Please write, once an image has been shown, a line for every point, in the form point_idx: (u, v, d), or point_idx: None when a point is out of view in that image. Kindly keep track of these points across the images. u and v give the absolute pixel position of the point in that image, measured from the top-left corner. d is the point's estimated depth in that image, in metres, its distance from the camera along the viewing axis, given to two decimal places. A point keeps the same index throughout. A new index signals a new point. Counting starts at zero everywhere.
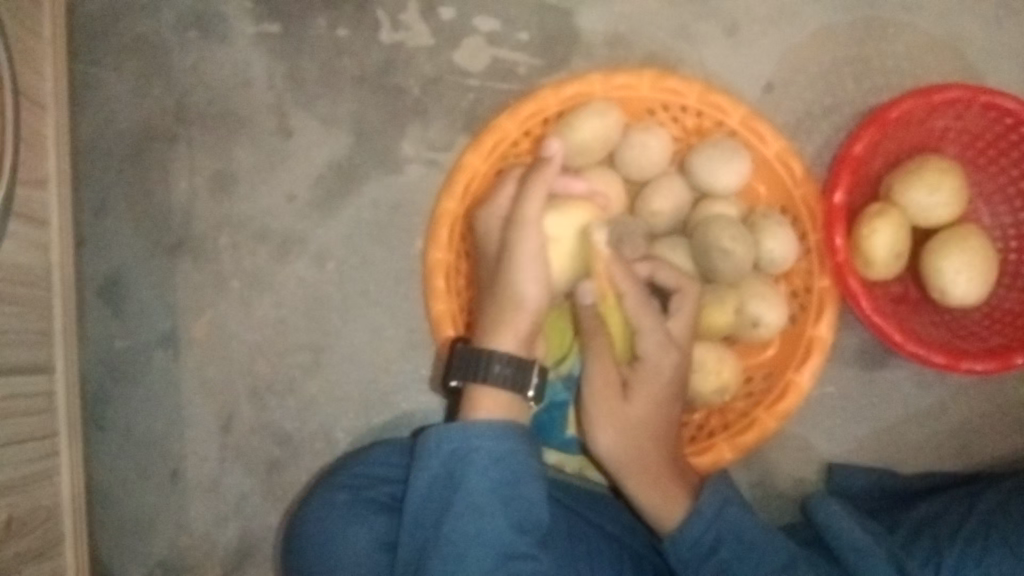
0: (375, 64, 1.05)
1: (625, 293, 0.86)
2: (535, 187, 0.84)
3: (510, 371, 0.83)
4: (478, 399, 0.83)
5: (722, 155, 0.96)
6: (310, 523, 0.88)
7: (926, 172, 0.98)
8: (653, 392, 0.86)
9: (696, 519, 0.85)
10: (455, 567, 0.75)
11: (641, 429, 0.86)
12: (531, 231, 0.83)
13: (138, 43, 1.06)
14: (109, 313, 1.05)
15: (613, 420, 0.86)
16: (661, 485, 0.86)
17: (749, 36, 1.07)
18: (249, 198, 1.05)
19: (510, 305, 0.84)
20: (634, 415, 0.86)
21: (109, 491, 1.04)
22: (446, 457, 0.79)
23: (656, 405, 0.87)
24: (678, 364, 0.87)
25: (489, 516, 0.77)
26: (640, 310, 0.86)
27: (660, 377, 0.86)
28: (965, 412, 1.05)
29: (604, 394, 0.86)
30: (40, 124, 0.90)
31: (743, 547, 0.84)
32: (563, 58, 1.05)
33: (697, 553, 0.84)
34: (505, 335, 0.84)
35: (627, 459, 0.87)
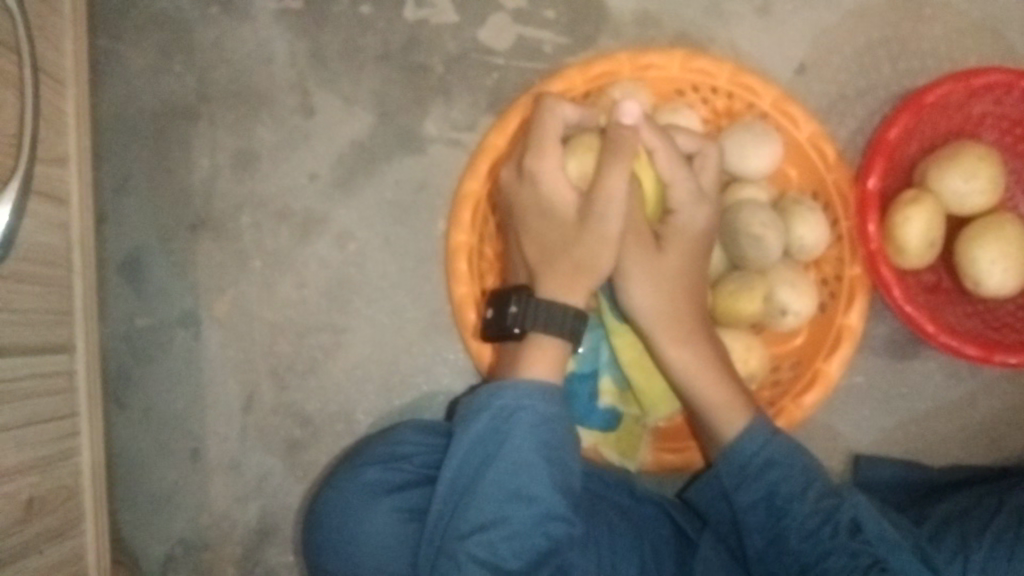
0: (399, 41, 1.03)
1: (656, 150, 0.86)
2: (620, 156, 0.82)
3: (572, 321, 0.84)
4: (533, 351, 0.84)
5: (753, 138, 0.94)
6: (337, 491, 0.86)
7: (962, 157, 0.96)
8: (685, 246, 0.87)
9: (751, 434, 0.85)
10: (493, 519, 0.76)
11: (675, 282, 0.87)
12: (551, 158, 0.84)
13: (159, 18, 1.04)
14: (130, 291, 1.04)
15: (649, 274, 0.87)
16: (701, 350, 0.87)
17: (781, 16, 1.04)
18: (271, 177, 1.04)
19: (572, 261, 0.84)
20: (668, 266, 0.87)
21: (130, 469, 1.04)
22: (495, 412, 0.79)
23: (689, 257, 0.87)
24: (710, 219, 0.88)
25: (530, 475, 0.77)
26: (674, 167, 0.86)
27: (690, 234, 0.87)
28: (997, 403, 1.03)
29: (639, 246, 0.86)
30: (61, 101, 0.89)
31: (793, 471, 0.84)
32: (590, 36, 1.03)
33: (747, 473, 0.84)
34: (575, 290, 0.84)
35: (661, 313, 0.87)
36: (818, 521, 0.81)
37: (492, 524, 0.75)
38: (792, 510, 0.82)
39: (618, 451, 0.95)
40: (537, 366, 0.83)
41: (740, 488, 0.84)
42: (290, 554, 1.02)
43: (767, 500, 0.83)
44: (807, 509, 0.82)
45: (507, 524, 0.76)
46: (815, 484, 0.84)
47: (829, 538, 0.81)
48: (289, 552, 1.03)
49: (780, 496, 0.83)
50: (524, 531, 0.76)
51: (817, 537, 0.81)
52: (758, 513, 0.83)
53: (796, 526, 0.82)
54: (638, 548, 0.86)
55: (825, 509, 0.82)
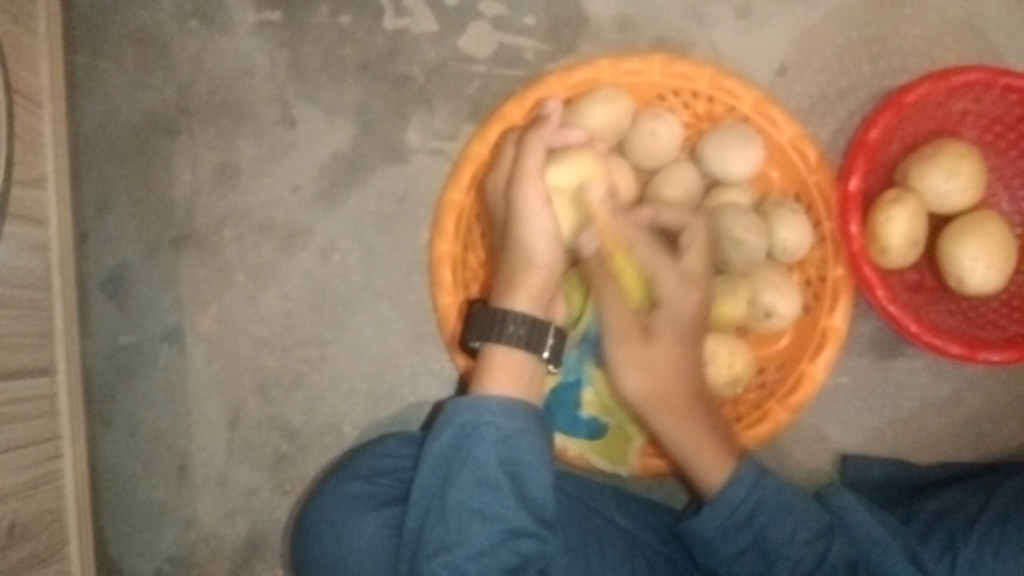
0: (379, 51, 1.03)
1: (634, 243, 0.85)
2: (533, 143, 0.83)
3: (525, 330, 0.83)
4: (494, 364, 0.82)
5: (734, 141, 0.94)
6: (321, 513, 0.87)
7: (944, 156, 0.96)
8: (675, 331, 0.85)
9: (738, 479, 0.84)
10: (459, 538, 0.75)
11: (664, 372, 0.86)
12: (535, 185, 0.82)
13: (138, 33, 1.04)
14: (113, 307, 1.04)
15: (640, 362, 0.86)
16: (689, 422, 0.86)
17: (761, 18, 1.04)
18: (252, 190, 1.04)
19: (521, 262, 0.83)
20: (657, 358, 0.86)
21: (118, 486, 1.04)
22: (457, 430, 0.78)
23: (679, 344, 0.85)
24: (700, 303, 0.85)
25: (497, 491, 0.77)
26: (655, 258, 0.85)
27: (679, 320, 0.85)
28: (983, 401, 1.03)
29: (625, 342, 0.86)
30: (36, 123, 0.89)
31: (783, 512, 0.83)
32: (570, 42, 1.03)
33: (738, 518, 0.83)
34: (519, 294, 0.83)
35: (655, 397, 0.86)
36: (811, 563, 0.82)
37: (459, 543, 0.75)
38: (782, 554, 0.82)
39: (607, 459, 0.95)
40: (499, 380, 0.81)
41: (727, 536, 0.83)
42: (280, 567, 1.02)
43: (757, 547, 0.82)
44: (796, 553, 0.82)
45: (474, 543, 0.75)
46: (805, 524, 0.83)
47: None
48: (278, 567, 1.03)
49: (771, 540, 0.82)
50: (491, 549, 0.75)
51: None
52: (748, 561, 0.82)
53: (788, 569, 0.82)
54: (629, 559, 0.86)
55: (815, 553, 0.82)
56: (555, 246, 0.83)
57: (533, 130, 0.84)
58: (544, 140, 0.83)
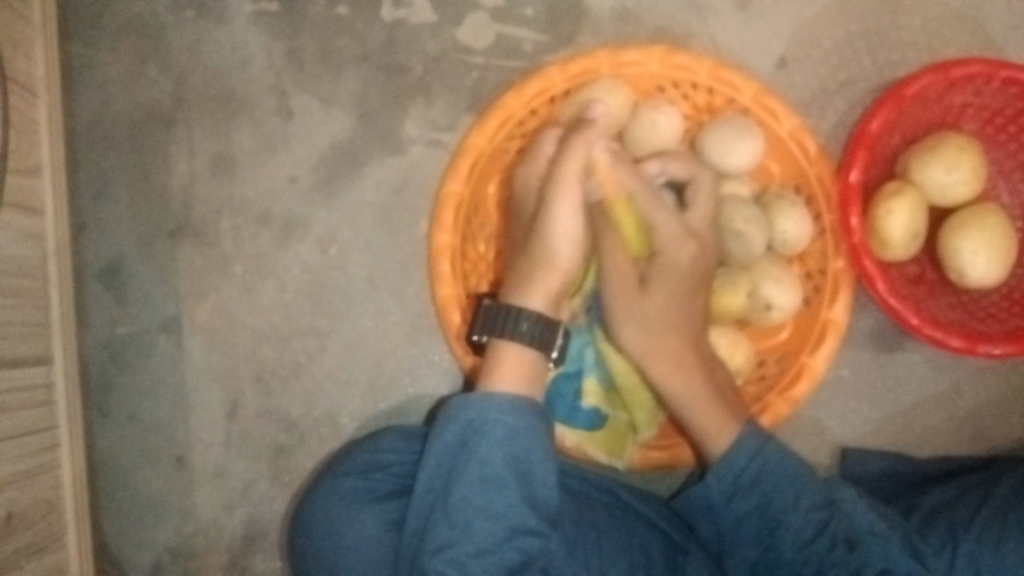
0: (377, 41, 1.02)
1: (634, 192, 0.86)
2: (575, 145, 0.83)
3: (537, 329, 0.82)
4: (503, 360, 0.81)
5: (734, 132, 0.94)
6: (318, 506, 0.86)
7: (945, 149, 0.95)
8: (672, 285, 0.86)
9: (741, 443, 0.84)
10: (462, 536, 0.75)
11: (661, 323, 0.86)
12: (570, 194, 0.83)
13: (134, 23, 1.03)
14: (110, 299, 1.03)
15: (638, 317, 0.86)
16: (686, 377, 0.86)
17: (761, 10, 1.04)
18: (250, 181, 1.03)
19: (541, 262, 0.83)
20: (653, 309, 0.86)
21: (114, 479, 1.03)
22: (462, 426, 0.78)
23: (679, 298, 0.86)
24: (697, 254, 0.86)
25: (501, 489, 0.76)
26: (651, 204, 0.86)
27: (677, 271, 0.85)
28: (983, 393, 1.03)
29: (624, 289, 0.86)
30: (33, 112, 0.88)
31: (785, 480, 0.82)
32: (569, 33, 1.02)
33: (741, 484, 0.82)
34: (534, 292, 0.83)
35: (653, 351, 0.86)
36: (812, 530, 0.81)
37: (461, 542, 0.75)
38: (785, 520, 0.82)
39: (604, 451, 0.95)
40: (505, 376, 0.80)
41: (732, 499, 0.83)
42: (278, 559, 1.02)
43: (761, 510, 0.82)
44: (799, 519, 0.81)
45: (476, 541, 0.75)
46: (808, 492, 0.82)
47: (828, 554, 0.81)
48: (276, 560, 1.02)
49: (775, 507, 0.82)
50: (493, 548, 0.75)
51: (812, 548, 0.81)
52: (752, 525, 0.82)
53: (790, 537, 0.81)
54: (625, 550, 0.85)
55: (818, 521, 0.82)
56: (576, 249, 0.84)
57: (576, 131, 0.84)
58: (586, 144, 0.83)
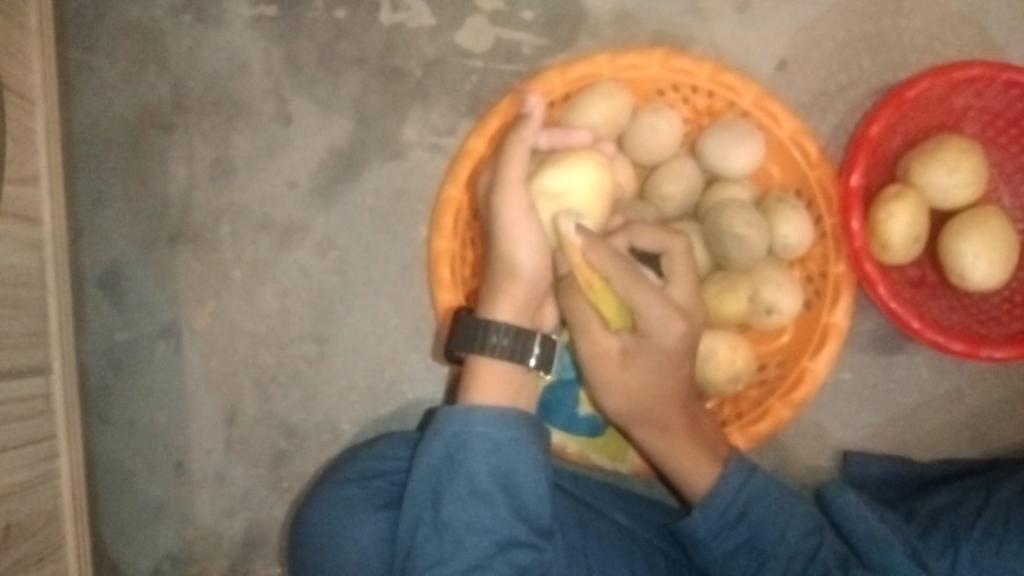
0: (376, 45, 1.02)
1: (610, 275, 0.81)
2: (515, 148, 0.79)
3: (515, 343, 0.81)
4: (480, 377, 0.81)
5: (733, 135, 0.94)
6: (315, 517, 0.86)
7: (946, 152, 0.95)
8: (652, 362, 0.82)
9: (726, 480, 0.83)
10: (453, 551, 0.74)
11: (643, 395, 0.84)
12: (516, 199, 0.80)
13: (131, 27, 1.03)
14: (108, 305, 1.03)
15: (615, 387, 0.85)
16: (676, 437, 0.86)
17: (761, 12, 1.03)
18: (248, 186, 1.03)
19: (505, 274, 0.82)
20: (632, 384, 0.84)
21: (114, 484, 1.03)
22: (447, 439, 0.77)
23: (657, 374, 0.83)
24: (683, 335, 0.80)
25: (489, 503, 0.76)
26: (629, 287, 0.80)
27: (655, 352, 0.82)
28: (984, 397, 1.03)
29: (604, 364, 0.84)
30: (30, 120, 0.87)
31: (772, 510, 0.82)
32: (569, 36, 1.02)
33: (727, 518, 0.82)
34: (503, 303, 0.82)
35: (636, 412, 0.86)
36: (802, 560, 0.81)
37: (453, 557, 0.74)
38: (774, 552, 0.81)
39: (607, 456, 0.96)
40: (484, 392, 0.81)
41: (719, 535, 0.82)
42: (277, 565, 1.02)
43: (749, 544, 0.82)
44: (788, 550, 0.81)
45: (468, 557, 0.74)
46: (796, 522, 0.82)
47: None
48: (276, 566, 1.02)
49: (763, 539, 0.82)
50: (485, 562, 0.74)
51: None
52: (741, 559, 0.82)
53: (780, 568, 0.81)
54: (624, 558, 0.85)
55: (806, 548, 0.82)
56: (540, 259, 0.82)
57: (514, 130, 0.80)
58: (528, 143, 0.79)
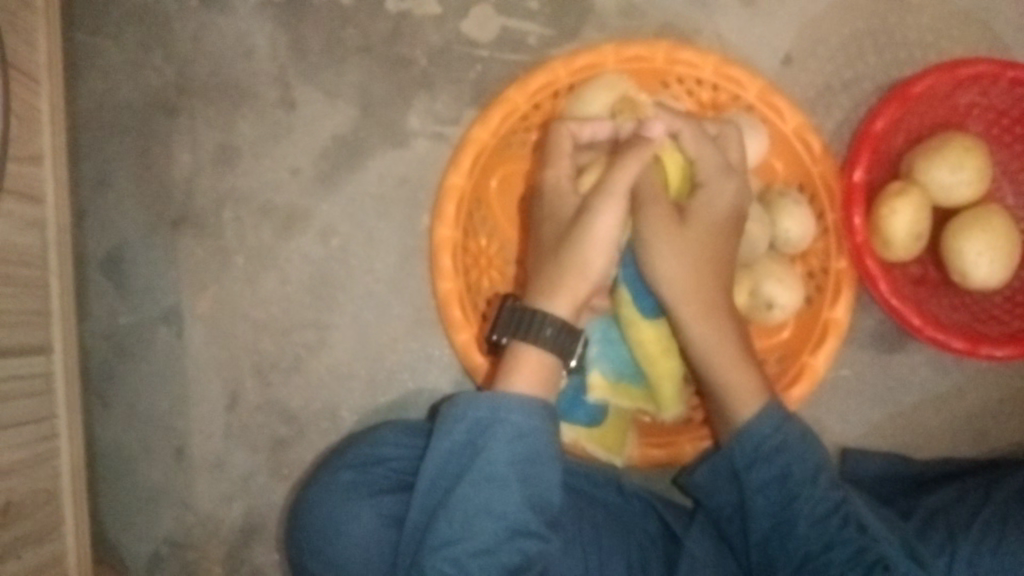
0: (381, 33, 1.02)
1: (680, 131, 0.86)
2: (628, 158, 0.82)
3: (561, 336, 0.82)
4: (523, 362, 0.81)
5: (739, 130, 0.93)
6: (316, 499, 0.87)
7: (950, 148, 0.95)
8: (713, 223, 0.85)
9: (766, 414, 0.83)
10: (463, 534, 0.75)
11: (702, 262, 0.84)
12: (618, 201, 0.81)
13: (137, 11, 1.03)
14: (110, 288, 1.03)
15: (677, 251, 0.83)
16: (723, 332, 0.85)
17: (767, 6, 1.03)
18: (252, 171, 1.03)
19: (572, 270, 0.81)
20: (693, 245, 0.84)
21: (113, 468, 1.03)
22: (471, 424, 0.78)
23: (715, 235, 0.85)
24: (737, 200, 0.86)
25: (506, 489, 0.76)
26: (699, 145, 0.86)
27: (716, 212, 0.85)
28: (982, 395, 1.03)
29: (665, 218, 0.84)
30: (35, 99, 0.88)
31: (805, 455, 0.81)
32: (575, 27, 1.02)
33: (761, 454, 0.82)
34: (561, 299, 0.82)
35: (686, 290, 0.84)
36: (825, 509, 0.80)
37: (462, 540, 0.75)
38: (802, 493, 0.80)
39: (604, 447, 0.95)
40: (523, 378, 0.80)
41: (753, 467, 0.82)
42: (275, 551, 1.02)
43: (780, 482, 0.80)
44: (817, 493, 0.80)
45: (478, 540, 0.75)
46: (826, 470, 0.81)
47: (839, 530, 0.79)
48: (273, 552, 1.02)
49: (793, 478, 0.80)
50: (494, 548, 0.75)
51: (825, 524, 0.79)
52: (769, 494, 0.81)
53: (807, 509, 0.80)
54: (623, 549, 0.86)
55: (832, 498, 0.80)
56: (608, 262, 0.82)
57: (636, 145, 0.82)
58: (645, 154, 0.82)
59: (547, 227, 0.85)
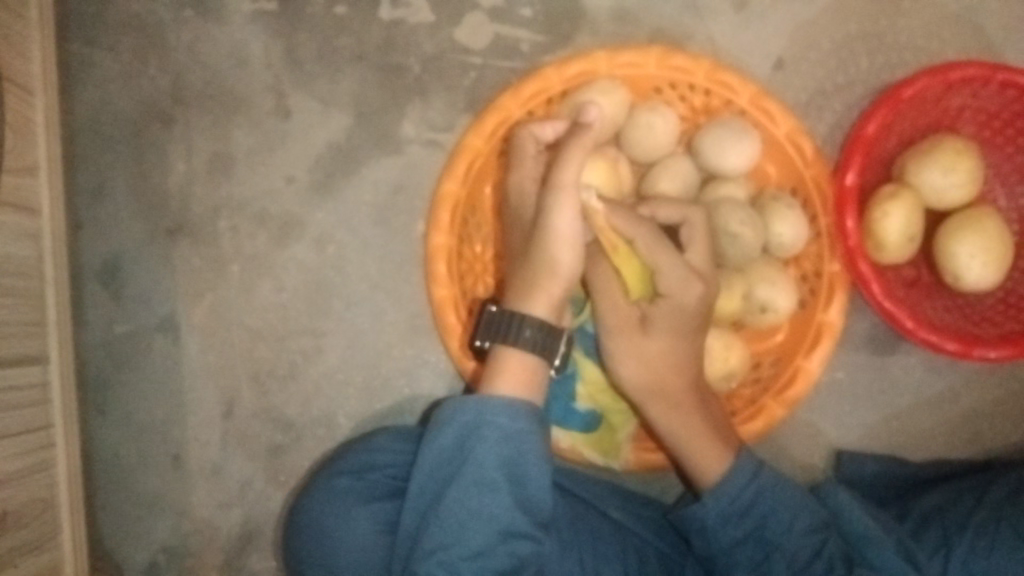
0: (375, 41, 1.03)
1: (633, 238, 0.84)
2: (571, 151, 0.82)
3: (540, 336, 0.82)
4: (505, 366, 0.82)
5: (731, 135, 0.94)
6: (310, 509, 0.87)
7: (942, 152, 0.95)
8: (673, 324, 0.85)
9: (739, 466, 0.85)
10: (455, 539, 0.75)
11: (661, 360, 0.86)
12: (569, 197, 0.81)
13: (132, 22, 1.03)
14: (107, 297, 1.04)
15: (634, 349, 0.86)
16: (687, 414, 0.87)
17: (759, 11, 1.03)
18: (247, 180, 1.03)
19: (543, 270, 0.83)
20: (652, 348, 0.86)
21: (110, 476, 1.03)
22: (459, 428, 0.78)
23: (675, 339, 0.85)
24: (703, 296, 0.84)
25: (496, 492, 0.77)
26: (652, 250, 0.83)
27: (677, 318, 0.84)
28: (977, 397, 1.03)
29: (625, 326, 0.87)
30: (30, 111, 0.88)
31: (782, 503, 0.83)
32: (567, 34, 1.02)
33: (736, 507, 0.83)
34: (536, 300, 0.83)
35: (651, 387, 0.87)
36: (808, 555, 0.82)
37: (453, 545, 0.75)
38: (780, 544, 0.82)
39: (599, 452, 0.96)
40: (505, 381, 0.81)
41: (727, 524, 0.83)
42: (273, 558, 1.03)
43: (757, 533, 0.83)
44: (795, 542, 0.82)
45: (470, 545, 0.75)
46: (803, 516, 0.83)
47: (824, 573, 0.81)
48: (271, 559, 1.03)
49: (770, 529, 0.82)
50: (486, 551, 0.75)
51: (809, 572, 0.81)
52: (747, 548, 0.82)
53: (785, 562, 0.82)
54: (619, 552, 0.86)
55: (812, 544, 0.82)
56: (576, 254, 0.83)
57: (574, 137, 0.82)
58: (582, 146, 0.82)
59: (524, 226, 0.88)
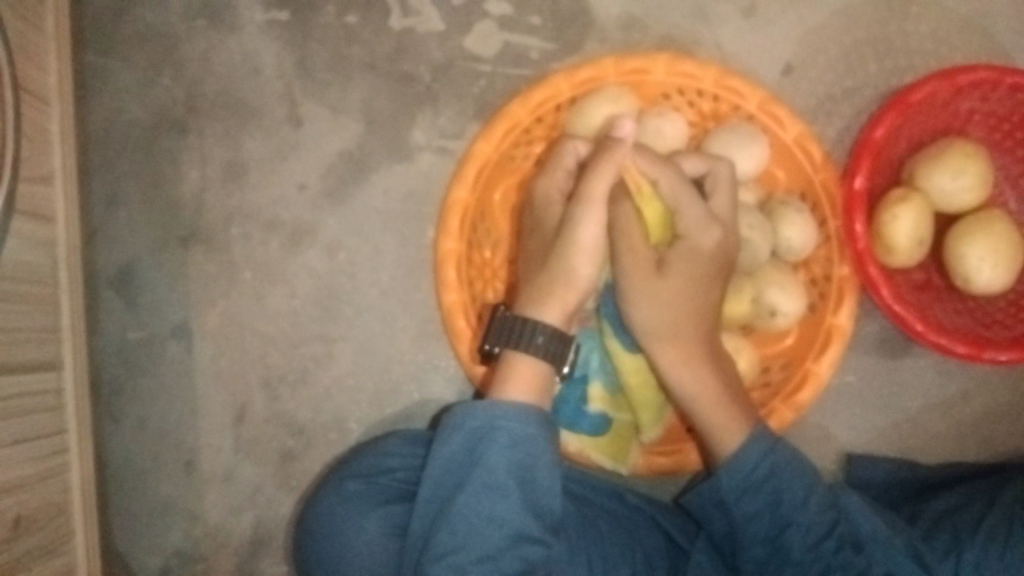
0: (385, 50, 1.04)
1: (657, 178, 0.86)
2: (603, 165, 0.82)
3: (551, 344, 0.83)
4: (515, 371, 0.82)
5: (740, 140, 0.94)
6: (321, 514, 0.88)
7: (950, 155, 0.95)
8: (690, 272, 0.84)
9: (753, 442, 0.83)
10: (465, 543, 0.75)
11: (679, 306, 0.85)
12: (597, 209, 0.82)
13: (146, 32, 1.05)
14: (121, 304, 1.05)
15: (651, 296, 0.85)
16: (704, 372, 0.86)
17: (767, 17, 1.04)
18: (259, 188, 1.04)
19: (561, 277, 0.84)
20: (669, 291, 0.84)
21: (124, 481, 1.04)
22: (468, 433, 0.79)
23: (692, 284, 0.84)
24: (719, 243, 0.85)
25: (505, 496, 0.77)
26: (677, 190, 0.85)
27: (696, 258, 0.84)
28: (988, 401, 1.03)
29: (640, 268, 0.85)
30: (45, 121, 0.90)
31: (796, 478, 0.82)
32: (576, 41, 1.03)
33: (751, 482, 0.82)
34: (550, 307, 0.84)
35: (667, 334, 0.85)
36: (821, 531, 0.81)
37: (463, 548, 0.75)
38: (795, 518, 0.81)
39: (608, 456, 0.96)
40: (515, 386, 0.81)
41: (742, 498, 0.82)
42: (284, 563, 1.03)
43: (772, 509, 0.81)
44: (810, 518, 0.81)
45: (480, 549, 0.75)
46: (817, 493, 0.82)
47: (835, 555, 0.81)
48: (282, 564, 1.03)
49: (785, 505, 0.81)
50: (496, 555, 0.76)
51: (820, 549, 0.81)
52: (761, 522, 0.82)
53: (800, 535, 0.81)
54: (628, 557, 0.86)
55: (826, 521, 0.82)
56: (595, 265, 0.84)
57: (607, 151, 0.83)
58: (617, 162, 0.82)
59: (543, 236, 0.89)
